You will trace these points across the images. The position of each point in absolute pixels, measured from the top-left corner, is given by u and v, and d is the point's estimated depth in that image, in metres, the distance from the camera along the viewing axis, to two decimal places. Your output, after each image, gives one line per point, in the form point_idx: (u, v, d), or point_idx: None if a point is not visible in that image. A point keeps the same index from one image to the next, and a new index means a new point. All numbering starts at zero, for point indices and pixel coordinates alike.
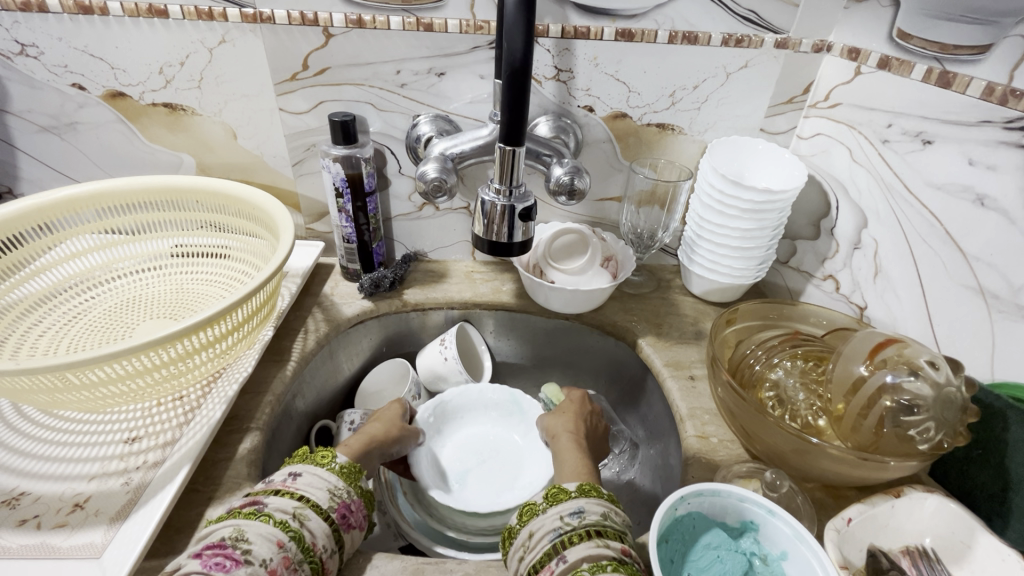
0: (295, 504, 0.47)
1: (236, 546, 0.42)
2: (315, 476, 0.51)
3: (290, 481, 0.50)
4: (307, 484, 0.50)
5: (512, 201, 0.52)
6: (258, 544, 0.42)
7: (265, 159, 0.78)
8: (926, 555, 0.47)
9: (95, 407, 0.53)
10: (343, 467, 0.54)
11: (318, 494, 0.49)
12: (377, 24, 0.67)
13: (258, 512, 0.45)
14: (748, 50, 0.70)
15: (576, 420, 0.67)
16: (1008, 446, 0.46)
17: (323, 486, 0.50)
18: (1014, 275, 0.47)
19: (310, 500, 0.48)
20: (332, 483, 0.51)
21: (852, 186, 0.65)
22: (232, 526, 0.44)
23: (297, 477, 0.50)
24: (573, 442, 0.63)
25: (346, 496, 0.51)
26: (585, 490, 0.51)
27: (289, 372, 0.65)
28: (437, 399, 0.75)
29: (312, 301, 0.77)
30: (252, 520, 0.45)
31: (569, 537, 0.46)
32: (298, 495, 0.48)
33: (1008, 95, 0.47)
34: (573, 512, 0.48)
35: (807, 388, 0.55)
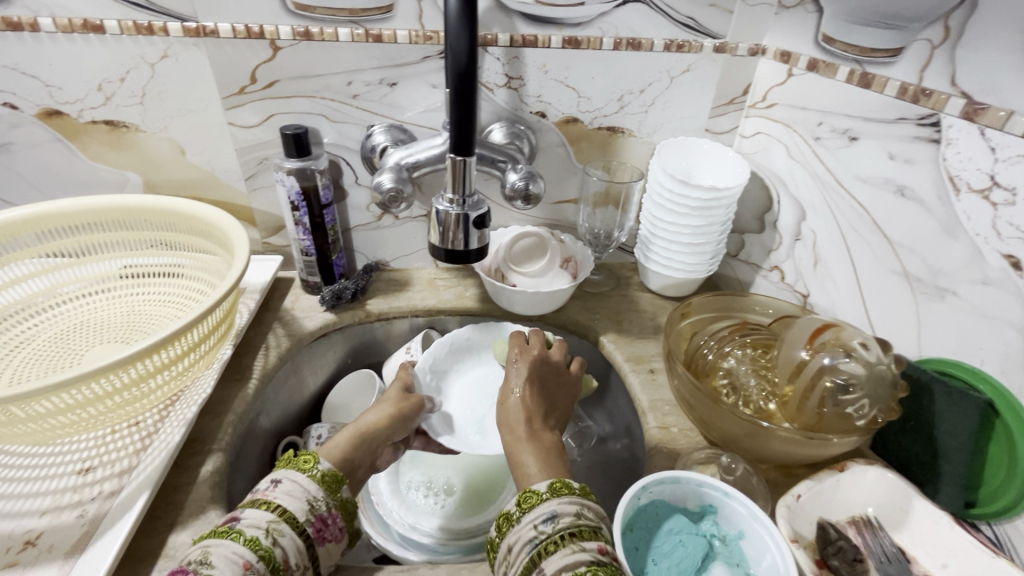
0: (268, 518, 0.46)
1: (198, 571, 0.40)
2: (294, 485, 0.50)
3: (270, 489, 0.49)
4: (284, 493, 0.48)
5: (465, 209, 0.53)
6: (220, 567, 0.41)
7: (215, 175, 0.76)
8: (870, 523, 0.50)
9: (43, 438, 0.51)
10: (325, 474, 0.52)
11: (295, 505, 0.48)
12: (325, 36, 0.66)
13: (229, 529, 0.44)
14: (689, 55, 0.73)
15: (525, 398, 0.61)
16: (935, 417, 0.49)
17: (300, 496, 0.49)
18: (933, 259, 0.51)
19: (285, 513, 0.47)
20: (312, 492, 0.50)
21: (791, 181, 0.69)
22: (201, 546, 0.43)
23: (277, 484, 0.49)
24: (525, 431, 0.57)
25: (324, 506, 0.50)
26: (555, 488, 0.48)
27: (250, 390, 0.64)
28: (427, 359, 0.74)
29: (273, 317, 0.76)
30: (222, 539, 0.43)
31: (545, 547, 0.44)
32: (273, 506, 0.47)
33: (919, 94, 0.51)
34: (546, 518, 0.46)
35: (757, 374, 0.58)
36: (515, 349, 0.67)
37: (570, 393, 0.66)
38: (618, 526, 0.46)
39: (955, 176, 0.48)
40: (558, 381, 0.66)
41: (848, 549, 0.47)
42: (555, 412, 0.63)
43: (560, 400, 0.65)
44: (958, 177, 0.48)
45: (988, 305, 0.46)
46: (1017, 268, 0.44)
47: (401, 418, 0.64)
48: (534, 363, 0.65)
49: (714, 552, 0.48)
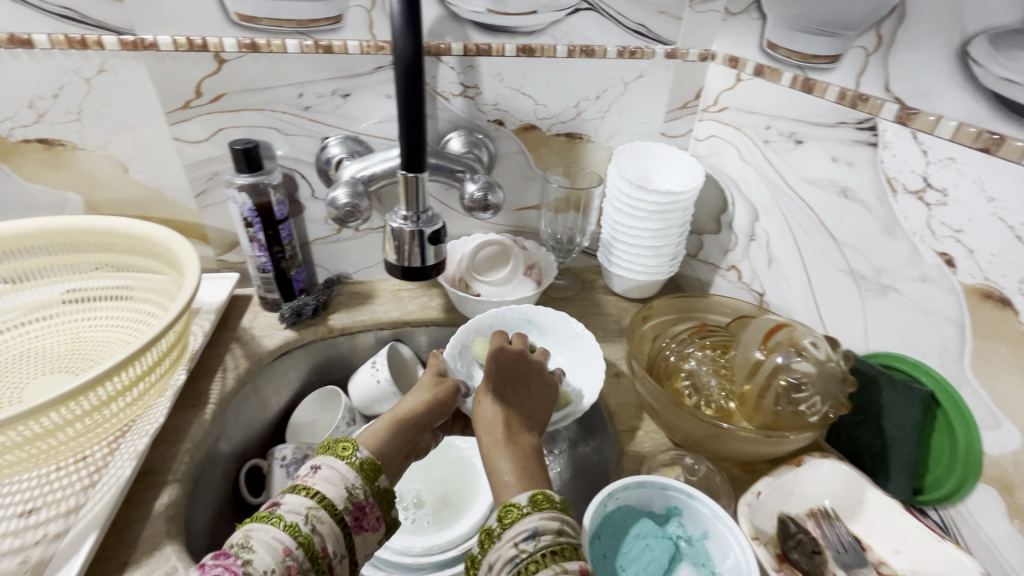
0: (306, 504, 0.49)
1: (238, 555, 0.44)
2: (333, 471, 0.53)
3: (311, 475, 0.52)
4: (324, 479, 0.51)
5: (420, 226, 0.52)
6: (260, 552, 0.44)
7: (163, 192, 0.73)
8: (827, 515, 0.52)
9: None
10: (361, 462, 0.54)
11: (333, 492, 0.51)
12: (272, 48, 0.65)
13: (269, 514, 0.48)
14: (641, 61, 0.74)
15: (501, 401, 0.58)
16: (883, 408, 0.51)
17: (340, 484, 0.52)
18: (875, 257, 0.53)
19: (323, 500, 0.50)
20: (348, 480, 0.52)
21: (744, 183, 0.71)
22: (242, 531, 0.47)
23: (316, 471, 0.53)
24: (503, 434, 0.55)
25: (361, 495, 0.52)
26: (537, 502, 0.48)
27: (208, 416, 0.62)
28: (454, 346, 0.72)
29: (230, 337, 0.74)
30: (262, 524, 0.47)
31: (527, 565, 0.43)
32: (313, 492, 0.50)
33: (856, 99, 0.53)
34: (527, 536, 0.45)
35: (718, 374, 0.60)
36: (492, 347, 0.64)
37: (552, 389, 0.62)
38: (586, 534, 0.47)
39: (892, 178, 0.50)
40: (539, 376, 0.63)
41: (806, 542, 0.49)
42: (539, 409, 0.60)
43: (541, 397, 0.62)
44: (895, 179, 0.50)
45: (927, 300, 0.48)
46: (951, 266, 0.46)
47: (438, 404, 0.64)
48: (510, 362, 0.62)
49: (680, 553, 0.49)
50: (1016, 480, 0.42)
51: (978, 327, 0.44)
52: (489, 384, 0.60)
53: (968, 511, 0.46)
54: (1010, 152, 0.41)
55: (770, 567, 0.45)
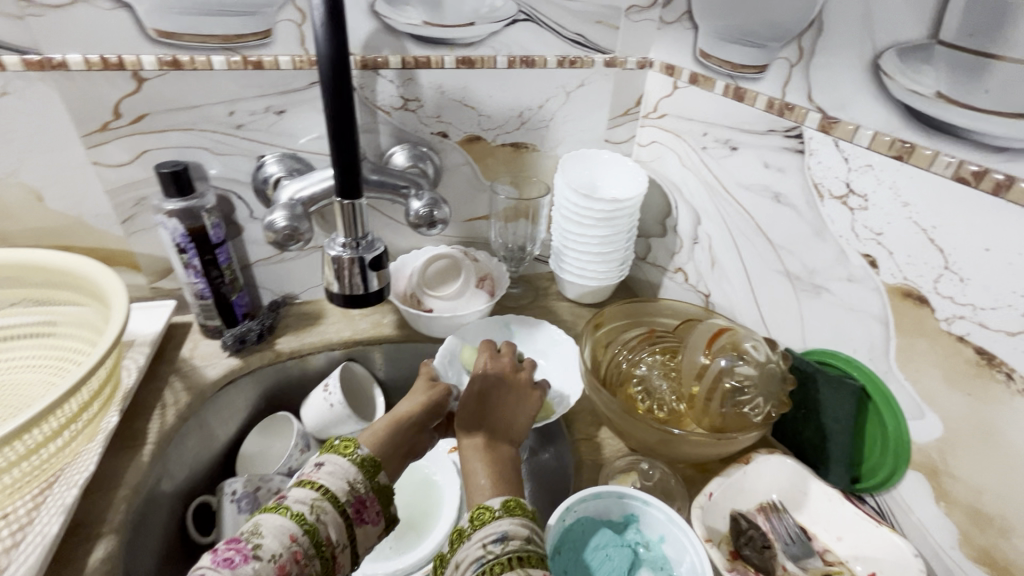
0: (312, 495, 0.49)
1: (248, 540, 0.44)
2: (336, 466, 0.52)
3: (314, 471, 0.51)
4: (328, 473, 0.51)
5: (360, 252, 0.51)
6: (268, 538, 0.45)
7: (84, 220, 0.68)
8: (775, 508, 0.54)
9: None
10: (364, 458, 0.53)
11: (337, 484, 0.50)
12: (197, 65, 0.61)
13: (278, 504, 0.48)
14: (582, 70, 0.75)
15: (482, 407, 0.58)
16: (821, 404, 0.54)
17: (344, 478, 0.51)
18: (808, 260, 0.55)
19: (328, 491, 0.49)
20: (351, 474, 0.52)
21: (686, 188, 0.73)
22: (250, 520, 0.47)
23: (320, 466, 0.52)
24: (483, 439, 0.55)
25: (363, 490, 0.52)
26: (510, 506, 0.48)
27: (146, 458, 0.58)
28: (445, 351, 0.72)
29: (168, 370, 0.70)
30: (270, 513, 0.47)
31: (492, 568, 0.43)
32: (317, 485, 0.50)
33: (784, 108, 0.55)
34: (496, 539, 0.45)
35: (668, 378, 0.61)
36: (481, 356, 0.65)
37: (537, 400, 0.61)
38: (547, 547, 0.47)
39: (819, 183, 0.52)
40: (526, 389, 0.62)
41: (757, 538, 0.51)
42: (522, 421, 0.59)
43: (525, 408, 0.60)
44: (821, 184, 0.52)
45: (855, 299, 0.50)
46: (874, 266, 0.48)
47: (438, 404, 0.63)
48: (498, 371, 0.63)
49: (640, 559, 0.49)
50: (941, 467, 0.45)
51: (900, 324, 0.47)
52: (473, 388, 0.60)
53: (900, 497, 0.49)
54: (921, 159, 0.43)
55: (724, 567, 0.46)
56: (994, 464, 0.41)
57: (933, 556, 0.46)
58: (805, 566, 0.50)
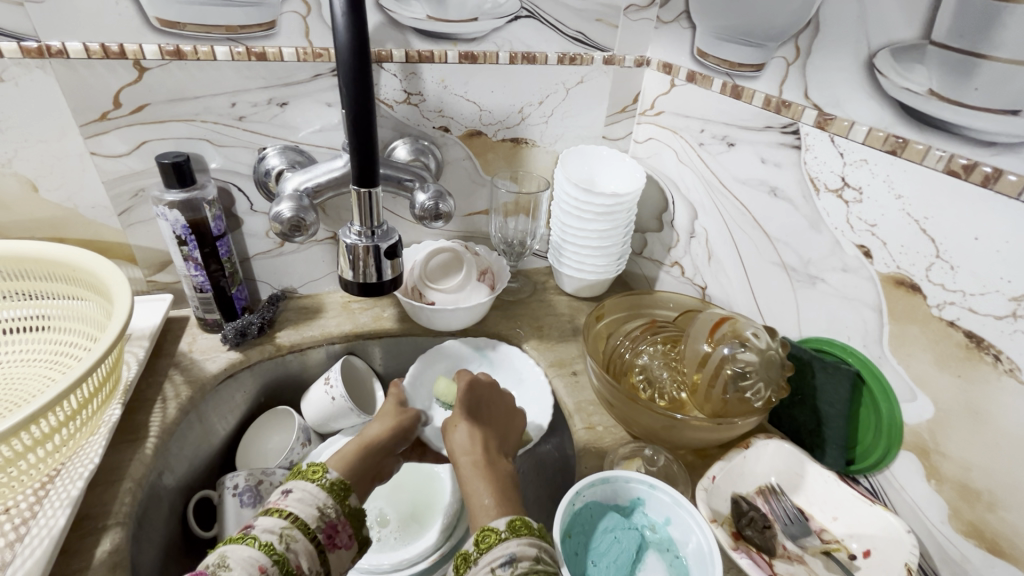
0: (281, 523, 0.49)
1: (217, 573, 0.44)
2: (305, 492, 0.52)
3: (282, 498, 0.52)
4: (296, 499, 0.51)
5: (375, 240, 0.52)
6: (237, 570, 0.44)
7: (79, 211, 0.67)
8: (774, 490, 0.56)
9: None
10: (333, 482, 0.54)
11: (306, 512, 0.51)
12: (200, 55, 0.61)
13: (245, 535, 0.48)
14: (581, 67, 0.77)
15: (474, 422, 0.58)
16: (816, 390, 0.55)
17: (314, 502, 0.52)
18: (803, 251, 0.57)
19: (297, 519, 0.50)
20: (322, 499, 0.53)
21: (682, 184, 0.75)
22: (217, 552, 0.46)
23: (289, 493, 0.52)
24: (480, 456, 0.55)
25: (334, 514, 0.53)
26: (515, 527, 0.47)
27: (149, 451, 0.58)
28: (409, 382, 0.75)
29: (167, 363, 0.69)
30: (238, 544, 0.47)
31: None
32: (285, 513, 0.50)
33: (781, 105, 0.57)
34: (504, 562, 0.44)
35: (669, 367, 0.62)
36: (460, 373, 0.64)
37: (520, 414, 0.63)
38: (558, 532, 0.48)
39: (816, 177, 0.55)
40: (508, 404, 0.63)
41: (758, 519, 0.53)
42: (509, 435, 0.61)
43: (510, 423, 0.62)
44: (817, 178, 0.54)
45: (849, 288, 0.53)
46: (868, 256, 0.50)
47: (404, 429, 0.67)
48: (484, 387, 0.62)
49: (647, 541, 0.51)
50: (931, 446, 0.47)
51: (893, 310, 0.49)
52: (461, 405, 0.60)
53: (893, 477, 0.51)
54: (913, 154, 0.45)
55: (729, 547, 0.48)
56: (983, 442, 0.43)
57: (925, 532, 0.49)
58: (803, 545, 0.52)
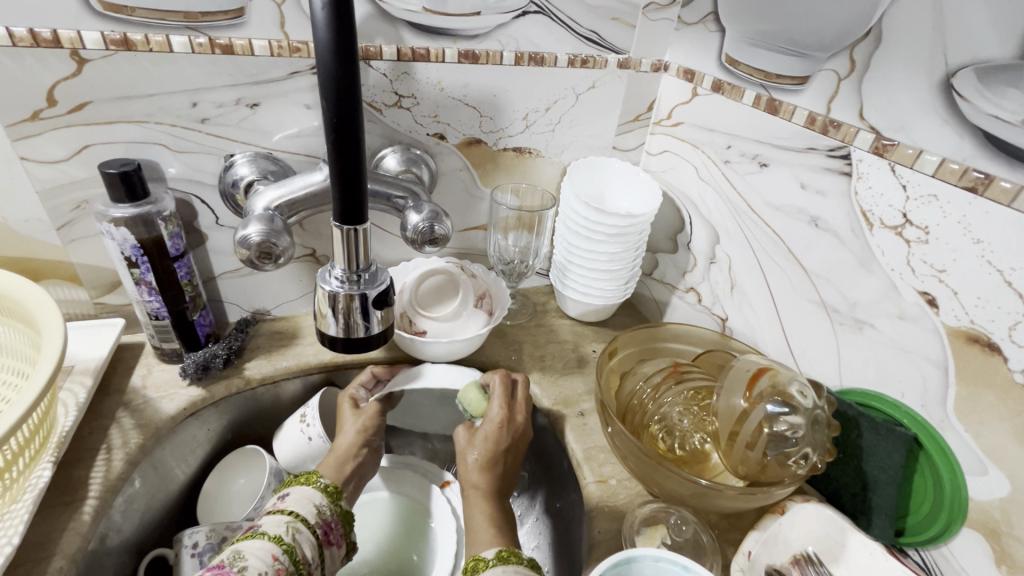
0: (284, 519, 0.50)
1: (234, 564, 0.44)
2: (302, 493, 0.54)
3: (280, 501, 0.53)
4: (296, 499, 0.53)
5: (361, 288, 0.46)
6: (252, 559, 0.45)
7: (10, 225, 0.57)
8: (811, 560, 0.49)
9: None
10: (327, 485, 0.56)
11: (306, 509, 0.52)
12: (154, 46, 0.52)
13: (253, 531, 0.48)
14: (594, 71, 0.69)
15: (483, 459, 0.59)
16: (863, 451, 0.50)
17: (312, 502, 0.53)
18: (849, 292, 0.51)
19: (299, 515, 0.51)
20: (318, 499, 0.54)
21: (702, 203, 0.68)
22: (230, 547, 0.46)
23: (286, 497, 0.53)
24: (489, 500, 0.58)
25: (330, 513, 0.54)
26: (502, 555, 0.50)
27: (87, 517, 0.49)
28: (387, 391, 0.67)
29: (115, 404, 0.59)
30: (249, 540, 0.47)
31: None
32: (287, 510, 0.51)
33: (828, 124, 0.50)
34: None
35: (692, 415, 0.56)
36: (489, 423, 0.61)
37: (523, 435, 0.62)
38: None
39: (868, 211, 0.48)
40: (523, 422, 0.63)
41: None
42: (515, 459, 0.62)
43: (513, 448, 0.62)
44: (871, 212, 0.48)
45: (905, 338, 0.46)
46: (933, 305, 0.44)
47: (376, 428, 0.65)
48: (512, 434, 0.61)
49: None
50: (1004, 528, 0.41)
51: (962, 370, 0.43)
52: (486, 447, 0.60)
53: (952, 554, 0.45)
54: (998, 194, 0.39)
55: None
56: None
57: None
58: None
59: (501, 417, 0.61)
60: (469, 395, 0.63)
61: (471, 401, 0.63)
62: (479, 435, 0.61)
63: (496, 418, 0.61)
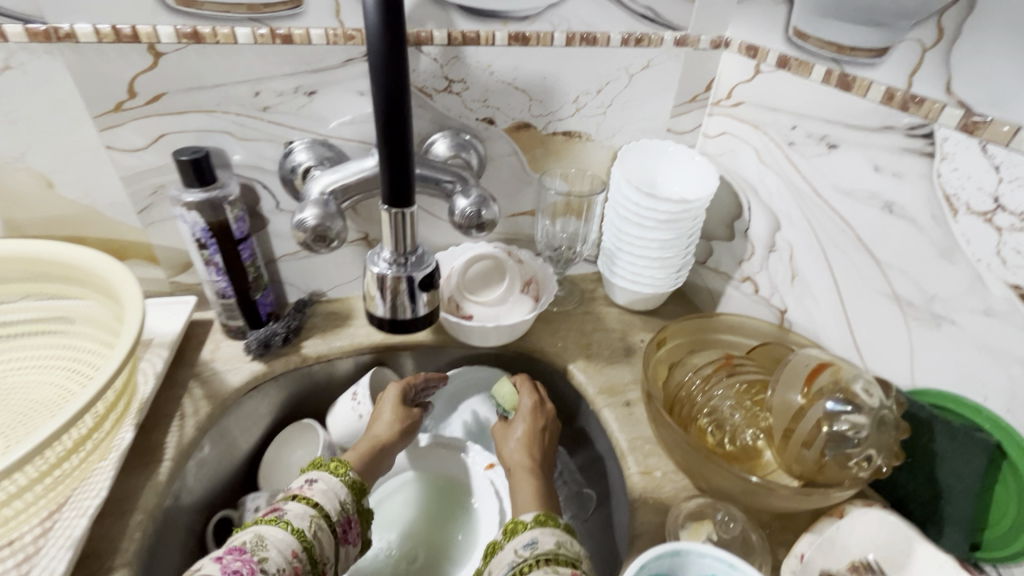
0: (307, 512, 0.49)
1: (255, 552, 0.44)
2: (328, 484, 0.53)
3: (306, 487, 0.52)
4: (321, 491, 0.52)
5: (408, 270, 0.47)
6: (273, 551, 0.45)
7: (97, 209, 0.62)
8: (870, 568, 0.47)
9: None
10: (354, 481, 0.56)
11: (329, 503, 0.51)
12: (220, 38, 0.54)
13: (277, 518, 0.47)
14: (648, 50, 0.66)
15: (523, 439, 0.64)
16: (937, 458, 0.46)
17: (335, 496, 0.52)
18: (927, 284, 0.47)
19: (322, 509, 0.50)
20: (342, 494, 0.53)
21: (763, 188, 0.64)
22: (253, 532, 0.46)
23: (312, 484, 0.52)
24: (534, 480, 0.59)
25: (351, 510, 0.53)
26: (541, 519, 0.51)
27: (163, 477, 0.53)
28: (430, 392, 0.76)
29: (188, 375, 0.64)
30: (272, 527, 0.47)
31: (521, 567, 0.46)
32: (312, 502, 0.50)
33: (908, 101, 0.46)
34: (526, 544, 0.49)
35: (744, 410, 0.53)
36: (523, 409, 0.66)
37: (551, 433, 0.66)
38: None
39: (952, 195, 0.44)
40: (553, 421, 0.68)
41: None
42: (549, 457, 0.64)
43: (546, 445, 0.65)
44: (956, 197, 0.44)
45: (990, 336, 0.43)
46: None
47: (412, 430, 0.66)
48: (546, 418, 0.66)
49: None
50: None
51: None
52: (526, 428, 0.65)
53: None
54: None
55: None
56: None
57: None
58: None
59: (533, 403, 0.67)
60: (502, 388, 0.69)
61: (505, 395, 0.69)
62: (516, 422, 0.66)
63: (527, 405, 0.66)
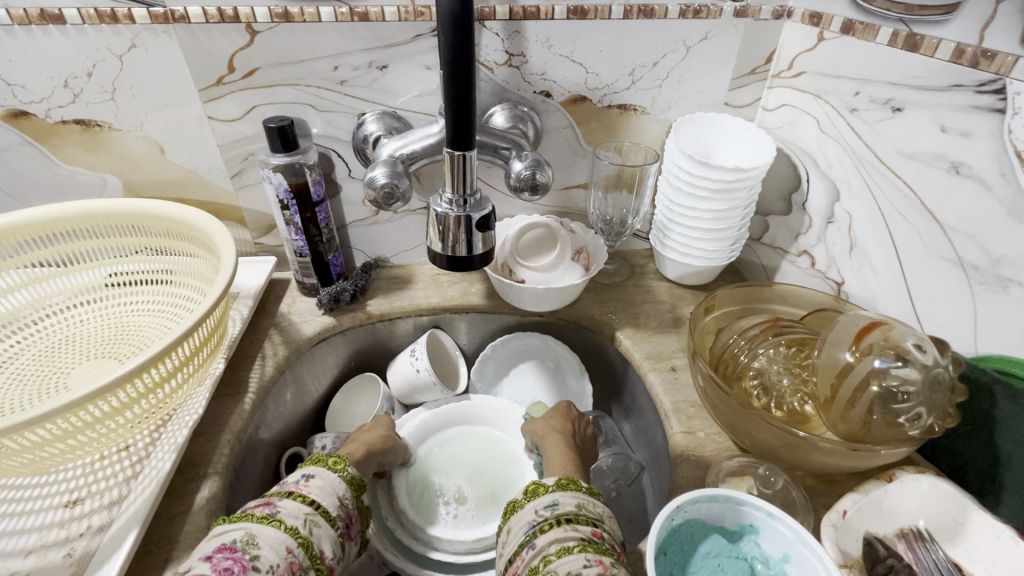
0: (304, 510, 0.48)
1: (246, 550, 0.43)
2: (326, 481, 0.52)
3: (303, 483, 0.51)
4: (318, 487, 0.51)
5: (467, 210, 0.50)
6: (265, 549, 0.44)
7: (198, 173, 0.71)
8: (921, 536, 0.46)
9: (37, 467, 0.48)
10: (352, 476, 0.55)
11: (326, 500, 0.51)
12: (306, 17, 0.60)
13: (269, 516, 0.46)
14: (706, 21, 0.66)
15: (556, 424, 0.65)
16: (997, 422, 0.46)
17: (334, 492, 0.52)
18: (993, 246, 0.45)
19: (320, 506, 0.49)
20: (340, 490, 0.53)
21: (822, 158, 0.63)
22: (243, 529, 0.45)
23: (309, 479, 0.52)
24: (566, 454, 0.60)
25: (351, 506, 0.53)
26: (563, 483, 0.51)
27: (247, 406, 0.61)
28: (484, 355, 0.80)
29: (268, 323, 0.72)
30: (263, 525, 0.45)
31: (540, 527, 0.47)
32: (309, 499, 0.49)
33: (979, 56, 0.44)
34: (547, 505, 0.49)
35: (791, 373, 0.53)
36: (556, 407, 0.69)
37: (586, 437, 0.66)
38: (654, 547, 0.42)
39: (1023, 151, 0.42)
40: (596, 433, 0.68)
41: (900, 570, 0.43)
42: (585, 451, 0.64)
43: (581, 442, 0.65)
44: None
45: None
46: None
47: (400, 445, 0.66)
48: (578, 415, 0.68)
49: None
50: None
51: None
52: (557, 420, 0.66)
53: None
54: None
55: None
56: None
57: None
58: None
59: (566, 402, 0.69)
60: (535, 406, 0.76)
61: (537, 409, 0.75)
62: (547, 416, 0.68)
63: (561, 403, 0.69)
